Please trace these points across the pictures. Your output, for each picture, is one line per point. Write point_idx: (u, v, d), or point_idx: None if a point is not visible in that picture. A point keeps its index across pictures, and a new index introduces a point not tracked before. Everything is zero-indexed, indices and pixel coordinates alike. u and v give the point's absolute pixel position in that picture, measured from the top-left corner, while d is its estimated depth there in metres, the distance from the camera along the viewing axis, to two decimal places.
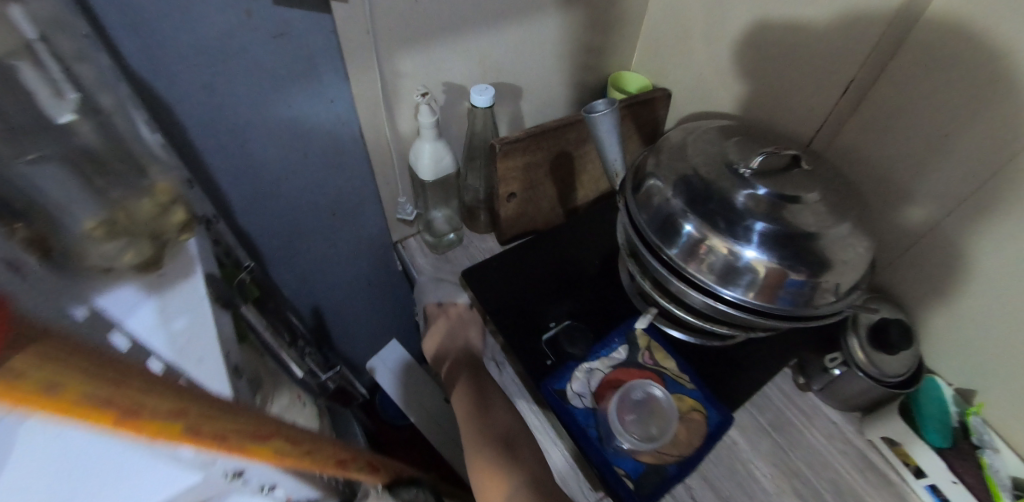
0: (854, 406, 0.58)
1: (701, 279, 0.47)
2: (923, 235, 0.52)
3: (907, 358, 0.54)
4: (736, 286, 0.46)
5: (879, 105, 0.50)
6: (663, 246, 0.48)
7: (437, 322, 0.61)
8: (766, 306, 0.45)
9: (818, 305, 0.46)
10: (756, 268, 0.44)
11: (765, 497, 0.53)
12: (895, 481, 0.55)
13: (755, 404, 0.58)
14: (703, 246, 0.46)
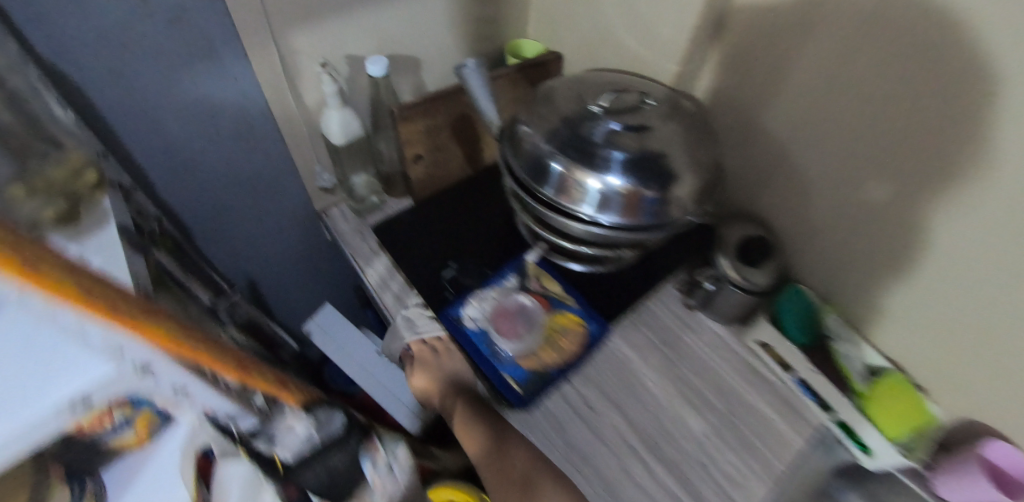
0: (734, 319, 0.66)
1: (577, 210, 0.53)
2: (878, 215, 0.53)
3: (767, 269, 0.62)
4: (606, 211, 0.52)
5: (875, 100, 0.47)
6: (540, 186, 0.55)
7: (425, 358, 0.57)
8: (632, 223, 0.53)
9: (675, 217, 0.53)
10: (619, 191, 0.51)
11: (654, 401, 0.60)
12: (773, 379, 0.63)
13: (647, 324, 0.65)
14: (571, 180, 0.52)
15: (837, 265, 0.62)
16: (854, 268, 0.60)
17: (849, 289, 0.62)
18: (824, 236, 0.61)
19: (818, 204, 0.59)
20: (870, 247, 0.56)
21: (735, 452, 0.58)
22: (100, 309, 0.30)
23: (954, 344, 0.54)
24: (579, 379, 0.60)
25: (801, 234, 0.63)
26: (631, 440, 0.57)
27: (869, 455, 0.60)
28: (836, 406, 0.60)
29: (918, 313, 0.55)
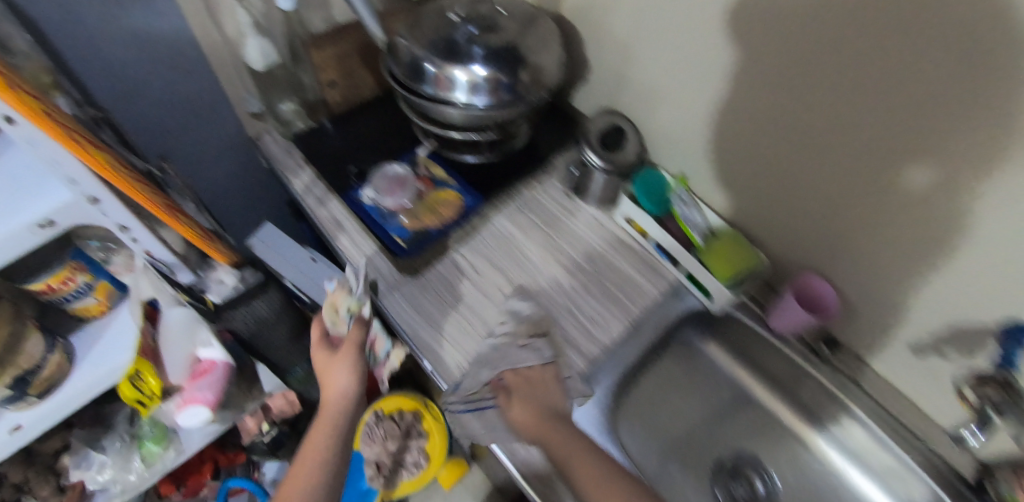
0: (603, 200, 0.78)
1: (452, 98, 0.66)
2: (915, 205, 0.52)
3: (625, 152, 0.75)
4: (477, 94, 0.65)
5: (895, 94, 0.48)
6: (419, 84, 0.67)
7: (523, 392, 0.60)
8: (498, 102, 0.66)
9: (530, 95, 0.68)
10: (485, 78, 0.64)
11: (532, 265, 0.72)
12: (636, 247, 0.76)
13: (530, 209, 0.77)
14: (442, 75, 0.65)
15: (859, 262, 0.62)
16: (864, 234, 0.59)
17: (884, 286, 0.61)
18: (848, 229, 0.61)
19: (849, 202, 0.59)
20: (890, 219, 0.55)
21: (598, 299, 0.71)
22: (65, 139, 0.42)
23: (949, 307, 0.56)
24: (468, 250, 0.72)
25: (814, 198, 0.63)
26: (509, 292, 0.70)
27: (709, 297, 0.72)
28: (681, 260, 0.73)
29: (902, 276, 0.59)
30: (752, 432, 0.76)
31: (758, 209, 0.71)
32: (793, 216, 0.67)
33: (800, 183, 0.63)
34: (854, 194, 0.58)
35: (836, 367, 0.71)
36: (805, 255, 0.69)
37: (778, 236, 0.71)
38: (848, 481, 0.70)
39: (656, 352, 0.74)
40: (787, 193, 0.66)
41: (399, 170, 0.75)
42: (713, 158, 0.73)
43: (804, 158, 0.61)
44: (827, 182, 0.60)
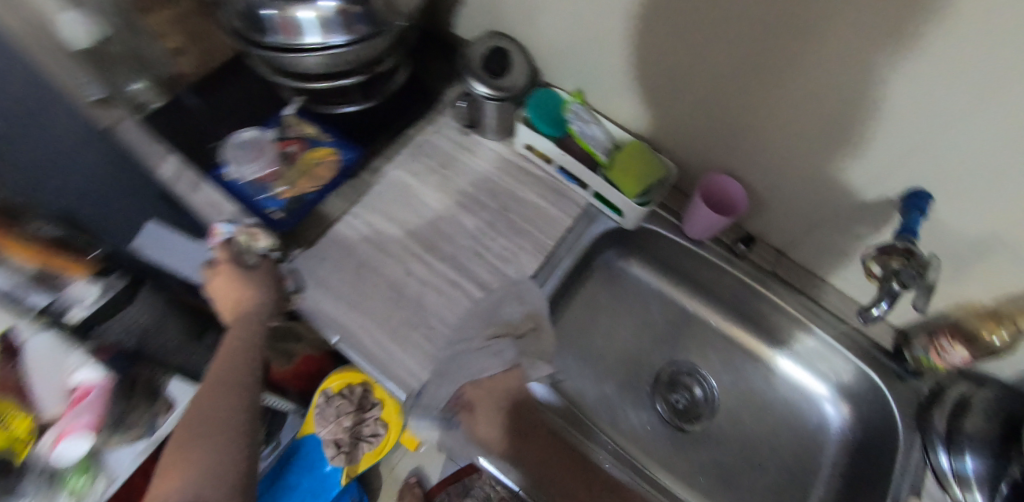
0: (502, 132, 0.74)
1: (303, 44, 0.57)
2: (840, 83, 0.48)
3: (513, 74, 0.69)
4: (332, 34, 0.57)
5: None
6: (263, 34, 0.57)
7: (484, 412, 0.61)
8: (357, 37, 0.58)
9: (390, 22, 0.60)
10: (335, 12, 0.55)
11: (434, 213, 0.68)
12: (540, 174, 0.73)
13: (425, 153, 0.72)
14: (285, 19, 0.55)
15: (774, 152, 0.60)
16: (820, 122, 0.53)
17: (798, 171, 0.60)
18: (764, 120, 0.57)
19: (769, 93, 0.54)
20: (828, 103, 0.51)
21: (506, 236, 0.68)
22: None
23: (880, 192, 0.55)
24: (361, 209, 0.67)
25: (764, 95, 0.55)
26: (411, 246, 0.66)
27: (621, 215, 0.70)
28: (587, 181, 0.69)
29: (836, 166, 0.56)
30: (687, 341, 0.76)
31: (654, 113, 0.67)
32: (695, 118, 0.64)
33: (706, 82, 0.58)
34: (771, 82, 0.53)
35: (757, 263, 0.71)
36: (705, 151, 0.67)
37: (679, 139, 0.68)
38: (778, 367, 0.74)
39: (581, 279, 0.75)
40: (692, 93, 0.61)
41: (247, 133, 0.66)
42: (610, 55, 0.64)
43: (715, 55, 0.54)
44: (742, 75, 0.54)
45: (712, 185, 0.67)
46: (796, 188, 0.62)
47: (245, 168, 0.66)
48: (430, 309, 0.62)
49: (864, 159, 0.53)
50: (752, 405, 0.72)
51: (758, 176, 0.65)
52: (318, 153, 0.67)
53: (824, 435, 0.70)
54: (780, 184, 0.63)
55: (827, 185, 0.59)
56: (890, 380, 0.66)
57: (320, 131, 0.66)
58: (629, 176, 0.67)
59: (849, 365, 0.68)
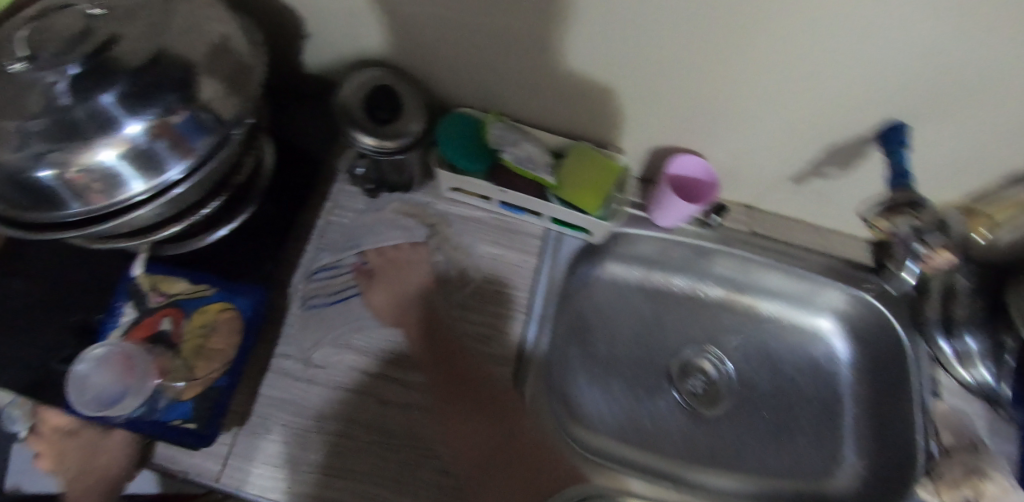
0: (418, 181, 0.60)
1: (122, 198, 0.40)
2: (701, 33, 0.44)
3: (408, 112, 0.55)
4: (159, 169, 0.41)
5: None
6: (56, 204, 0.39)
7: (381, 276, 0.58)
8: (197, 159, 0.42)
9: (230, 120, 0.44)
10: (151, 140, 0.39)
11: (380, 313, 0.56)
12: (480, 215, 0.61)
13: (335, 242, 0.57)
14: (80, 174, 0.38)
15: (652, 106, 0.56)
16: (695, 59, 0.47)
17: (679, 118, 0.57)
18: (630, 79, 0.52)
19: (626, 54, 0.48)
20: (692, 52, 0.46)
21: (473, 308, 0.57)
22: None
23: (816, 85, 0.48)
24: (291, 346, 0.54)
25: (620, 40, 0.47)
26: (370, 368, 0.54)
27: (586, 233, 0.61)
28: (538, 210, 0.59)
29: (724, 105, 0.53)
30: (686, 326, 0.71)
31: (575, 96, 0.57)
32: (554, 94, 0.57)
33: (548, 56, 0.51)
34: (625, 44, 0.47)
35: (730, 228, 0.67)
36: (578, 120, 0.61)
37: (591, 110, 0.59)
38: (778, 316, 0.71)
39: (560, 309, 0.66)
40: (543, 71, 0.54)
41: (81, 368, 0.44)
42: (503, 55, 0.53)
43: (550, 30, 0.47)
44: (584, 44, 0.48)
45: (676, 171, 0.59)
46: (754, 139, 0.58)
47: (118, 407, 0.44)
48: (399, 217, 0.60)
49: (748, 92, 0.51)
50: (766, 364, 0.70)
51: (712, 144, 0.60)
52: (204, 315, 0.48)
53: (835, 367, 0.69)
54: (738, 145, 0.59)
55: (717, 122, 0.56)
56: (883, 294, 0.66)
57: (194, 284, 0.49)
58: (585, 191, 0.57)
59: (846, 296, 0.66)
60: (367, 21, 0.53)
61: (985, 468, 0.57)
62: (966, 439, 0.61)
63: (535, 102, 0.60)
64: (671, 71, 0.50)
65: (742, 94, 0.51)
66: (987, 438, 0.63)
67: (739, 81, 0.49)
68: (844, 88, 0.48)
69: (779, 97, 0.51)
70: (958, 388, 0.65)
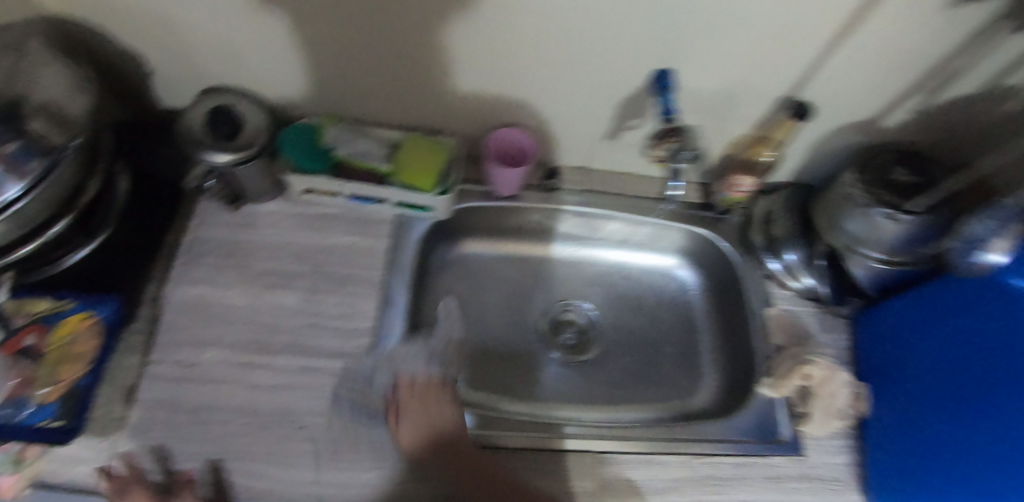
0: (273, 188, 0.66)
1: None
2: (485, 36, 0.56)
3: (249, 125, 0.61)
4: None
5: None
6: None
7: (410, 410, 0.59)
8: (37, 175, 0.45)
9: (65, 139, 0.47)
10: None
11: (246, 310, 0.61)
12: (334, 212, 0.67)
13: (201, 252, 0.63)
14: None
15: (465, 104, 0.66)
16: (489, 55, 0.59)
17: (492, 109, 0.67)
18: (440, 86, 0.64)
19: (434, 64, 0.61)
20: (485, 50, 0.58)
21: (336, 290, 0.63)
22: None
23: (596, 58, 0.59)
24: (165, 352, 0.58)
25: (430, 51, 0.59)
26: (244, 358, 0.59)
27: (431, 210, 0.67)
28: (381, 196, 0.65)
29: (525, 90, 0.64)
30: (555, 285, 0.78)
31: (393, 86, 0.64)
32: (383, 104, 0.68)
33: (373, 72, 0.62)
34: (430, 56, 0.59)
35: (571, 190, 0.74)
36: (414, 120, 0.70)
37: (423, 109, 0.68)
38: (630, 262, 0.80)
39: (428, 286, 0.72)
40: (371, 85, 0.64)
41: None
42: (336, 71, 0.62)
43: (373, 48, 0.59)
44: (400, 60, 0.60)
45: (491, 146, 0.66)
46: (559, 104, 0.66)
47: None
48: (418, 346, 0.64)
49: (535, 79, 0.62)
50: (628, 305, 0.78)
51: (527, 117, 0.68)
52: (67, 325, 0.53)
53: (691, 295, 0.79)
54: (548, 114, 0.67)
55: (523, 108, 0.67)
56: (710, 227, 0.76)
57: (58, 301, 0.54)
58: (418, 172, 0.64)
59: (681, 232, 0.76)
60: (205, 53, 0.60)
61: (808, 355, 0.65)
62: (795, 336, 0.69)
63: (371, 106, 0.68)
64: (461, 43, 0.57)
65: (534, 81, 0.63)
66: (819, 334, 0.71)
67: (524, 72, 0.61)
68: (605, 44, 0.57)
69: (561, 58, 0.59)
70: (791, 297, 0.73)
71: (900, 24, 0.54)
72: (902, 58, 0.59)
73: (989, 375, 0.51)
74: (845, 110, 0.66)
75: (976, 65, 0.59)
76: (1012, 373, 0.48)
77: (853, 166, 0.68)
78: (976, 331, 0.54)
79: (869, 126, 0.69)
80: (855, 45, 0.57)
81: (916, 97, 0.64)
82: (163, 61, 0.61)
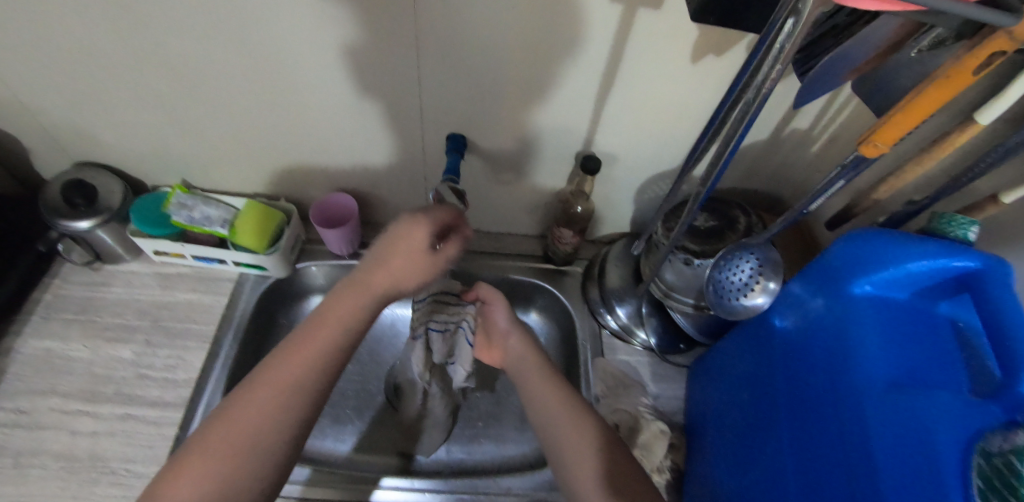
0: (132, 251, 0.75)
1: None
2: (327, 129, 0.67)
3: (105, 197, 0.71)
4: None
5: (304, 67, 0.58)
6: None
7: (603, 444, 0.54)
8: None
9: None
10: None
11: (86, 362, 0.68)
12: (184, 271, 0.75)
13: (59, 309, 0.71)
14: None
15: (315, 181, 0.76)
16: (330, 144, 0.69)
17: (339, 184, 0.76)
18: (296, 171, 0.75)
19: (290, 156, 0.72)
20: (327, 142, 0.69)
21: (171, 343, 0.69)
22: None
23: (420, 143, 0.68)
24: (4, 399, 0.64)
25: (284, 142, 0.70)
26: (72, 406, 0.65)
27: (266, 270, 0.73)
28: (220, 257, 0.72)
29: (364, 168, 0.73)
30: (405, 341, 0.81)
31: (237, 160, 0.74)
32: (245, 183, 0.78)
33: (239, 161, 0.74)
34: (287, 149, 0.71)
35: None
36: (270, 195, 0.80)
37: (277, 186, 0.78)
38: None
39: (275, 342, 0.77)
40: (237, 170, 0.76)
41: None
42: (202, 157, 0.74)
43: (241, 142, 0.71)
44: (263, 152, 0.72)
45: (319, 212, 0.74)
46: (381, 171, 0.73)
47: None
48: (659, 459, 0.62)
49: (371, 159, 0.71)
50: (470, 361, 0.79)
51: (359, 184, 0.76)
52: None
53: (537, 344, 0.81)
54: (375, 180, 0.75)
55: (363, 184, 0.76)
56: (548, 279, 0.79)
57: None
58: (248, 235, 0.70)
59: (522, 284, 0.79)
60: (87, 142, 0.72)
61: (624, 406, 0.66)
62: (619, 386, 0.69)
63: (228, 182, 0.78)
64: (274, 120, 0.66)
65: (368, 162, 0.72)
66: (649, 383, 0.71)
67: (362, 154, 0.71)
68: (399, 115, 0.65)
69: (364, 128, 0.67)
70: (626, 347, 0.74)
71: (672, 108, 0.62)
72: (678, 130, 0.65)
73: (754, 417, 0.53)
74: (649, 165, 0.70)
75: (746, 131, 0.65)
76: (770, 414, 0.50)
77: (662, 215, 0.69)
78: (748, 373, 0.56)
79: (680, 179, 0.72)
80: (641, 122, 0.64)
81: None
82: (51, 149, 0.73)
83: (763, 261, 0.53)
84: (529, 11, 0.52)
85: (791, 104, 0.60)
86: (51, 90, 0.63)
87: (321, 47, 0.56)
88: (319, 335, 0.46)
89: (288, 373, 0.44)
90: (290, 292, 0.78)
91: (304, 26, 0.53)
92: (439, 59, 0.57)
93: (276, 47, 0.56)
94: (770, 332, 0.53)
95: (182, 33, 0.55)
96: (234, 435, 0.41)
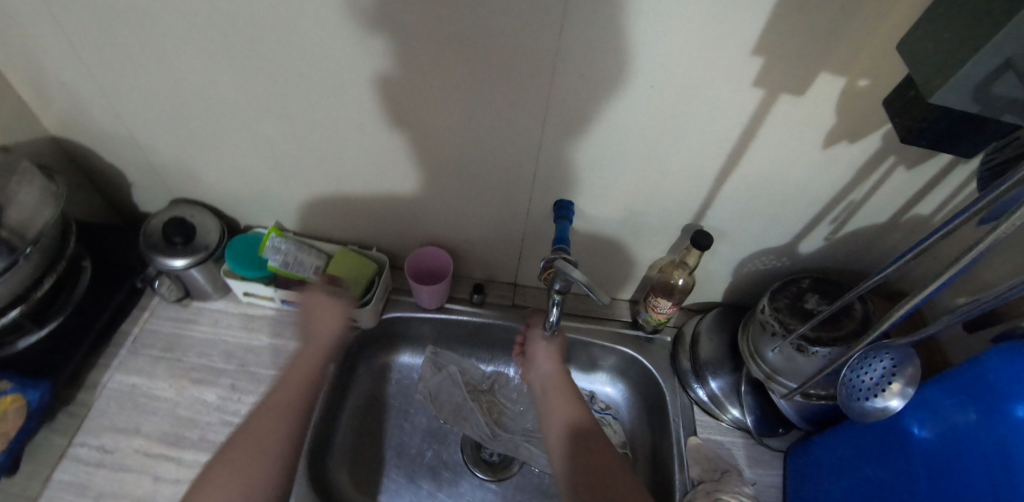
0: (221, 290, 0.75)
1: None
2: (435, 189, 0.68)
3: (201, 236, 0.71)
4: None
5: (434, 129, 0.59)
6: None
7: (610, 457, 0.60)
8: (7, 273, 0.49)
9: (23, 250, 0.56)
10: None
11: (170, 403, 0.67)
12: (271, 314, 0.75)
13: (146, 344, 0.72)
14: None
15: (410, 234, 0.76)
16: (433, 201, 0.70)
17: (432, 238, 0.76)
18: (393, 224, 0.75)
19: (390, 209, 0.73)
20: (431, 200, 0.70)
21: (255, 388, 0.68)
22: None
23: (525, 208, 0.68)
24: (88, 436, 0.64)
25: (389, 196, 0.71)
26: (155, 448, 0.63)
27: (353, 320, 0.73)
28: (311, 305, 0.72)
29: (462, 226, 0.73)
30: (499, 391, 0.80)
31: (338, 208, 0.74)
32: (339, 231, 0.79)
33: (339, 210, 0.75)
34: (390, 203, 0.72)
35: (497, 304, 0.79)
36: (360, 243, 0.80)
37: (369, 236, 0.79)
38: None
39: (350, 393, 0.75)
40: (335, 218, 0.76)
41: None
42: (303, 203, 0.75)
43: (346, 194, 0.72)
44: (366, 203, 0.73)
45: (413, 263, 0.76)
46: (474, 228, 0.73)
47: None
48: None
49: (470, 219, 0.72)
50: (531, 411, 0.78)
51: (451, 238, 0.75)
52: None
53: (616, 411, 0.79)
54: (469, 237, 0.74)
55: (456, 240, 0.76)
56: (635, 347, 0.77)
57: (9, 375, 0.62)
58: (343, 284, 0.70)
59: (606, 349, 0.77)
60: (198, 181, 0.74)
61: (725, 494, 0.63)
62: (714, 470, 0.66)
63: (321, 228, 0.79)
64: (386, 174, 0.67)
65: (468, 221, 0.72)
66: (745, 467, 0.68)
67: (464, 213, 0.71)
68: (511, 181, 0.65)
69: (469, 186, 0.67)
70: (717, 426, 0.71)
71: (791, 193, 0.61)
72: (792, 213, 0.64)
73: None
74: (755, 241, 0.69)
75: (862, 220, 0.64)
76: None
77: (768, 292, 0.67)
78: (879, 482, 0.53)
79: (785, 255, 0.70)
80: (753, 202, 0.63)
81: (823, 232, 0.66)
82: (162, 185, 0.75)
83: (898, 360, 0.50)
84: (663, 91, 0.51)
85: (915, 199, 0.59)
86: (181, 135, 0.66)
87: (450, 111, 0.57)
88: (291, 388, 0.61)
89: (278, 420, 0.58)
90: (371, 341, 0.77)
91: (447, 97, 0.55)
92: (565, 134, 0.58)
93: (402, 104, 0.56)
94: (905, 440, 0.50)
95: (328, 95, 0.57)
96: (249, 451, 0.54)
